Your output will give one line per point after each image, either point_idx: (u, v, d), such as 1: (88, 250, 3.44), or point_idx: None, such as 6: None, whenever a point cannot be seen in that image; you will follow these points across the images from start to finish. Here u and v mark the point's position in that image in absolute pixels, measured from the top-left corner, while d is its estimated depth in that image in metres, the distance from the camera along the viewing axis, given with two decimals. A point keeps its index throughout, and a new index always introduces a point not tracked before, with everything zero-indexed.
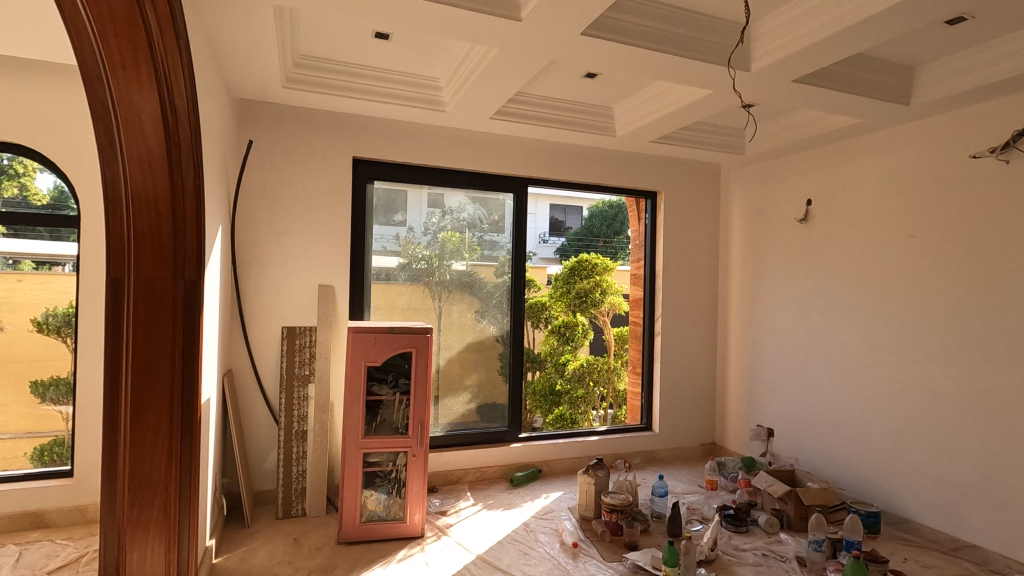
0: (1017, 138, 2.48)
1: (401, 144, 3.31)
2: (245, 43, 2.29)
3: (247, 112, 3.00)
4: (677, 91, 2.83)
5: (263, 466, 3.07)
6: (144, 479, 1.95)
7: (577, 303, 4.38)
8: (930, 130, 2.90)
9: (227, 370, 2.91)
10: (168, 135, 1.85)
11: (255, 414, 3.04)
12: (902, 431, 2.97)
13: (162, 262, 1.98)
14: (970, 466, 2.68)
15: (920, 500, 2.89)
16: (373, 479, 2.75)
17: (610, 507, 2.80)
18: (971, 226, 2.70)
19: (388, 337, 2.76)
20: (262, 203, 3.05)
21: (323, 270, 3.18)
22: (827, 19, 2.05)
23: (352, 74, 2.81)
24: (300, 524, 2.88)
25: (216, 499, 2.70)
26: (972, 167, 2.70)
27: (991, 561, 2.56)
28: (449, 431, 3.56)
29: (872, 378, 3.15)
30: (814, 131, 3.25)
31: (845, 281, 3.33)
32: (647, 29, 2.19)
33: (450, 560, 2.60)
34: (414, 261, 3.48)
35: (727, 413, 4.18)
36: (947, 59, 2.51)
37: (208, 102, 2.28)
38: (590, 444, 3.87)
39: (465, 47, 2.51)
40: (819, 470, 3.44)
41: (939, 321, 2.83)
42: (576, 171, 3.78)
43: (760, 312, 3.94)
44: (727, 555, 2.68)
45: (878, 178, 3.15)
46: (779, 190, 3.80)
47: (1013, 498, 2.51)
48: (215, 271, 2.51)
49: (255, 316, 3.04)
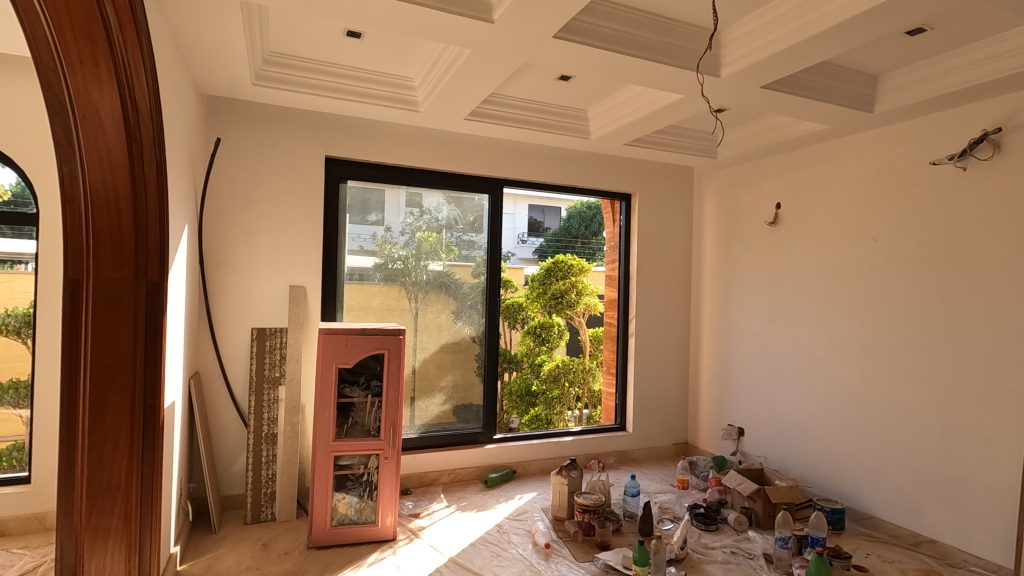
0: (974, 146, 2.58)
1: (375, 143, 3.28)
2: (212, 38, 2.24)
3: (216, 109, 2.94)
4: (650, 95, 2.86)
5: (231, 470, 3.01)
6: (102, 486, 1.89)
7: (553, 303, 4.43)
8: (892, 137, 2.98)
9: (194, 373, 2.85)
10: (128, 131, 1.80)
11: (223, 417, 2.99)
12: (865, 430, 3.06)
13: (124, 262, 1.93)
14: (930, 463, 2.76)
15: (883, 497, 2.97)
16: (344, 482, 2.72)
17: (582, 508, 2.82)
18: (930, 231, 2.79)
19: (360, 338, 2.73)
20: (232, 202, 2.99)
21: (295, 270, 3.13)
22: (793, 27, 2.10)
23: (324, 72, 2.77)
24: (269, 529, 2.84)
25: (181, 504, 2.63)
26: (932, 173, 2.79)
27: (949, 554, 2.65)
28: (424, 433, 3.54)
29: (838, 379, 3.22)
30: (783, 136, 3.31)
31: (813, 283, 3.41)
32: (619, 33, 2.21)
33: (422, 563, 2.58)
34: (390, 261, 3.45)
35: (699, 413, 4.24)
36: (909, 68, 2.59)
37: (173, 99, 2.23)
38: (565, 444, 3.89)
39: (440, 47, 2.50)
40: (787, 468, 3.51)
41: (901, 323, 2.91)
42: (552, 173, 3.80)
43: (732, 314, 4.00)
44: (696, 553, 2.72)
45: (844, 182, 3.22)
46: (750, 193, 3.87)
47: (969, 493, 2.61)
48: (180, 270, 2.45)
49: (223, 317, 2.98)
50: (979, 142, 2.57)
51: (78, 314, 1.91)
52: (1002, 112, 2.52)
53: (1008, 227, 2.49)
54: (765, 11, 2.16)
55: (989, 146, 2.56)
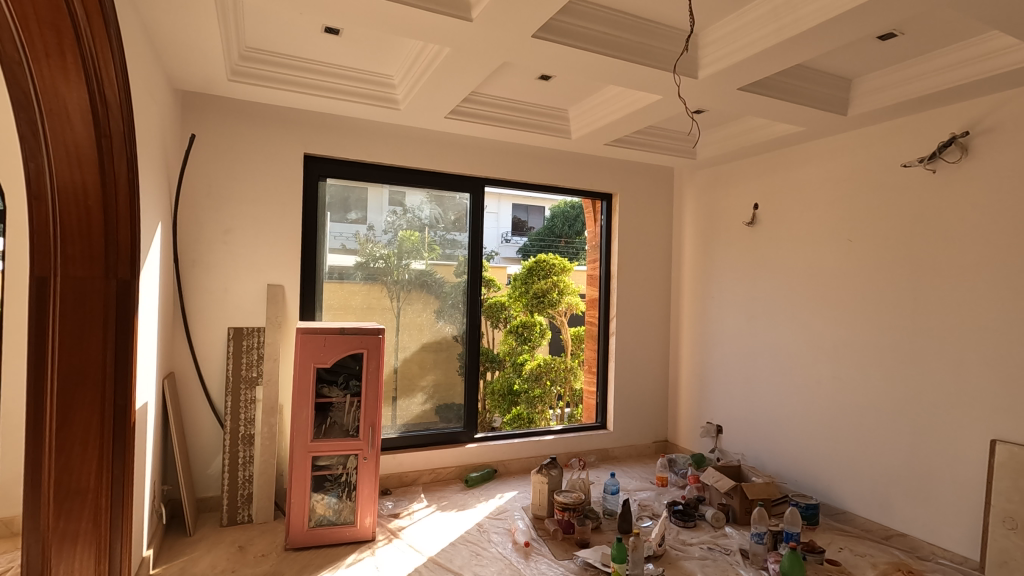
0: (943, 149, 2.64)
1: (354, 142, 3.26)
2: (187, 33, 2.21)
3: (191, 105, 2.90)
4: (629, 95, 2.88)
5: (206, 471, 2.96)
6: (71, 489, 1.86)
7: (535, 303, 4.47)
8: (864, 140, 3.04)
9: (168, 373, 2.80)
10: (97, 127, 1.76)
11: (198, 417, 2.94)
12: (839, 426, 3.12)
13: (92, 260, 1.90)
14: (900, 458, 2.83)
15: (856, 492, 3.03)
16: (322, 482, 2.70)
17: (562, 506, 2.83)
18: (901, 232, 2.85)
19: (339, 337, 2.70)
20: (207, 200, 2.95)
21: (273, 269, 3.10)
22: (767, 31, 2.14)
23: (301, 68, 2.74)
24: (245, 531, 2.80)
25: (154, 506, 2.59)
26: (903, 175, 2.85)
27: (918, 547, 2.72)
28: (405, 432, 3.52)
29: (813, 377, 3.28)
30: (761, 137, 3.36)
31: (789, 283, 3.46)
32: (597, 34, 2.23)
33: (401, 563, 2.57)
34: (372, 260, 3.42)
35: (679, 411, 4.28)
36: (881, 72, 2.64)
37: (145, 95, 2.18)
38: (546, 442, 3.90)
39: (419, 45, 2.49)
40: (764, 465, 3.56)
41: (873, 322, 2.97)
42: (533, 173, 3.81)
43: (710, 313, 4.05)
44: (674, 550, 2.75)
45: (820, 184, 3.28)
46: (729, 194, 3.91)
47: (937, 488, 2.68)
48: (153, 269, 2.40)
49: (198, 316, 2.93)
50: (947, 145, 2.63)
51: (45, 314, 1.86)
52: (970, 116, 2.59)
53: (974, 229, 2.56)
54: (741, 14, 2.19)
55: (957, 149, 2.62)
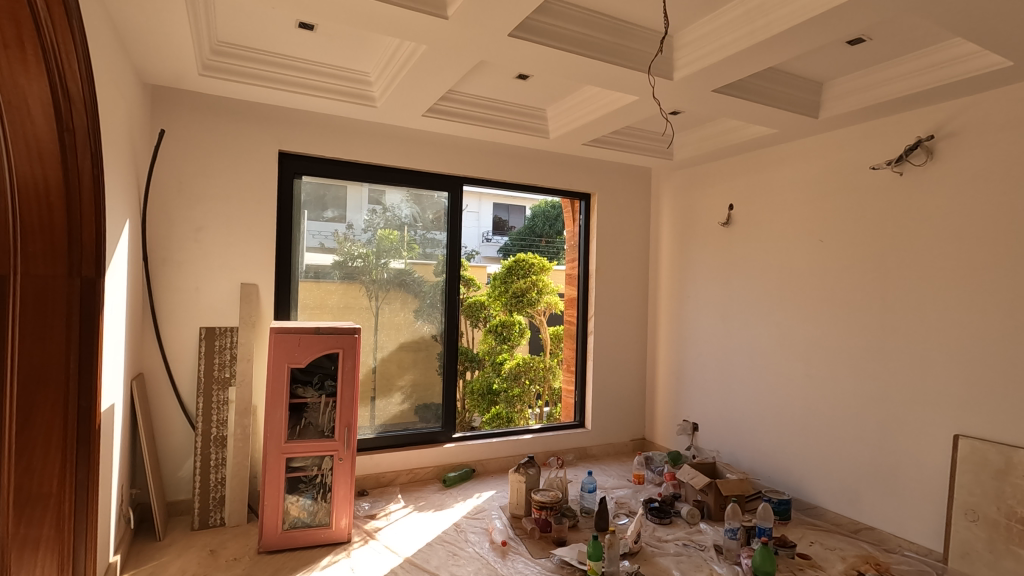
0: (909, 152, 2.72)
1: (330, 139, 3.21)
2: (156, 26, 2.16)
3: (160, 99, 2.83)
4: (607, 95, 2.90)
5: (177, 474, 2.90)
6: (31, 494, 1.81)
7: (514, 302, 4.45)
8: (835, 142, 3.11)
9: (137, 374, 2.73)
10: (58, 121, 1.70)
11: (169, 420, 2.88)
12: (811, 423, 3.18)
13: (55, 258, 1.85)
14: (868, 455, 2.90)
15: (826, 487, 3.09)
16: (297, 484, 2.66)
17: (540, 505, 2.83)
18: (870, 233, 2.92)
19: (314, 337, 2.67)
20: (179, 197, 2.88)
21: (246, 268, 3.04)
22: (740, 34, 2.17)
23: (275, 64, 2.70)
24: (217, 535, 2.74)
25: (122, 510, 2.52)
26: (872, 177, 2.91)
27: (885, 540, 2.79)
28: (383, 432, 3.50)
29: (786, 375, 3.34)
30: (736, 139, 3.41)
31: (763, 282, 3.52)
32: (573, 33, 2.23)
33: (377, 565, 2.55)
34: (350, 259, 3.39)
35: (656, 409, 4.32)
36: (851, 76, 2.70)
37: (110, 89, 2.12)
38: (524, 442, 3.91)
39: (395, 42, 2.47)
40: (738, 462, 3.62)
41: (843, 321, 3.04)
42: (512, 172, 3.81)
43: (687, 311, 4.09)
44: (650, 547, 2.78)
45: (793, 185, 3.34)
46: (705, 194, 3.96)
47: (903, 483, 2.75)
48: (119, 267, 2.34)
49: (169, 316, 2.87)
50: (914, 148, 2.70)
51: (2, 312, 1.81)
52: (935, 120, 2.66)
53: (939, 230, 2.64)
54: (714, 17, 2.22)
55: (923, 152, 2.69)
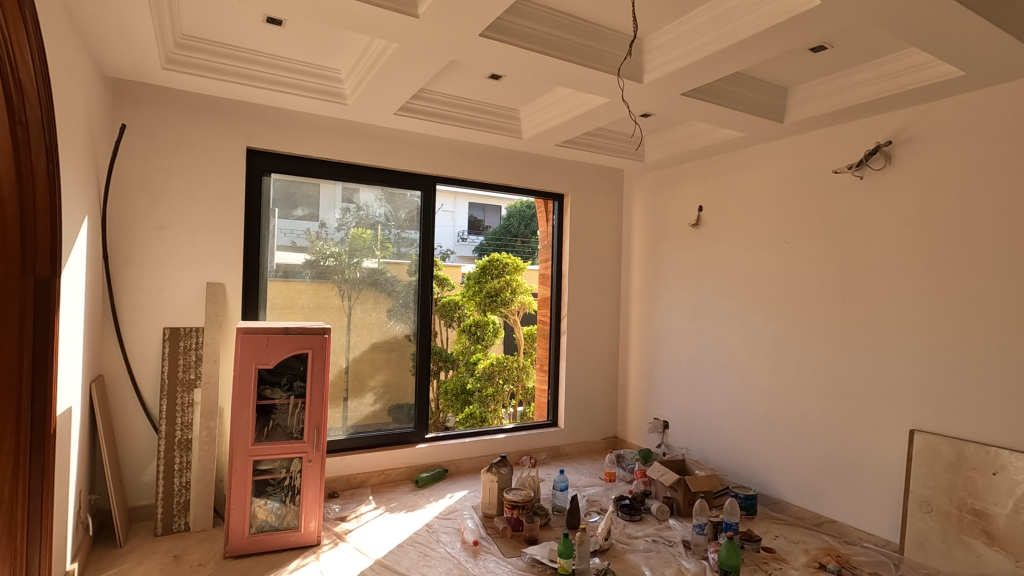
0: (869, 156, 2.81)
1: (299, 136, 3.16)
2: (117, 17, 2.10)
3: (122, 92, 2.74)
4: (578, 96, 2.92)
5: (140, 479, 2.82)
6: None
7: (488, 301, 4.47)
8: (799, 146, 3.19)
9: (96, 376, 2.65)
10: (10, 114, 1.62)
11: (130, 423, 2.79)
12: (776, 421, 3.27)
13: (7, 258, 1.78)
14: (830, 450, 2.98)
15: (790, 482, 3.18)
16: (264, 487, 2.62)
17: (512, 504, 2.85)
18: (833, 235, 3.01)
19: (282, 338, 2.63)
20: (142, 194, 2.81)
21: (212, 267, 2.97)
22: (707, 39, 2.21)
23: (241, 59, 2.65)
24: (181, 540, 2.68)
25: (80, 517, 2.44)
26: (834, 181, 3.00)
27: (846, 533, 2.88)
28: (355, 433, 3.46)
29: (752, 373, 3.42)
30: (704, 142, 3.48)
31: (731, 282, 3.59)
32: (544, 35, 2.25)
33: (347, 567, 2.53)
34: (322, 258, 3.35)
35: (628, 408, 4.37)
36: (814, 82, 2.78)
37: (67, 83, 2.05)
38: (496, 441, 3.91)
39: (366, 39, 2.45)
40: (707, 458, 3.68)
41: (807, 320, 3.13)
42: (485, 172, 3.81)
43: (658, 311, 4.15)
44: (620, 543, 2.81)
45: (759, 187, 3.42)
46: (675, 195, 4.03)
47: (862, 477, 2.84)
48: (77, 266, 2.25)
49: (132, 316, 2.79)
50: (872, 153, 2.80)
51: None
52: (893, 126, 2.76)
53: (896, 232, 2.74)
54: (682, 21, 2.26)
55: (881, 157, 2.79)
